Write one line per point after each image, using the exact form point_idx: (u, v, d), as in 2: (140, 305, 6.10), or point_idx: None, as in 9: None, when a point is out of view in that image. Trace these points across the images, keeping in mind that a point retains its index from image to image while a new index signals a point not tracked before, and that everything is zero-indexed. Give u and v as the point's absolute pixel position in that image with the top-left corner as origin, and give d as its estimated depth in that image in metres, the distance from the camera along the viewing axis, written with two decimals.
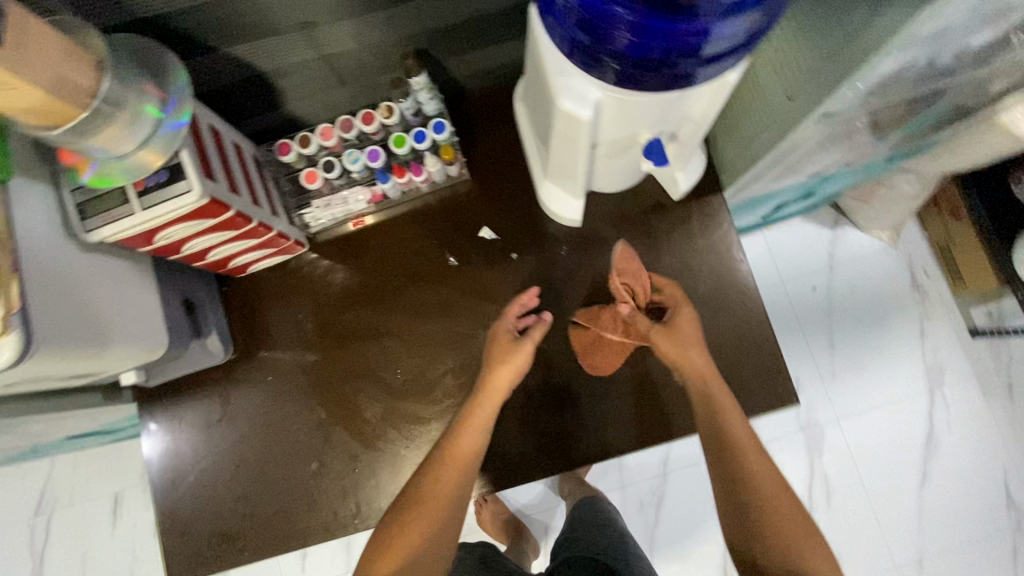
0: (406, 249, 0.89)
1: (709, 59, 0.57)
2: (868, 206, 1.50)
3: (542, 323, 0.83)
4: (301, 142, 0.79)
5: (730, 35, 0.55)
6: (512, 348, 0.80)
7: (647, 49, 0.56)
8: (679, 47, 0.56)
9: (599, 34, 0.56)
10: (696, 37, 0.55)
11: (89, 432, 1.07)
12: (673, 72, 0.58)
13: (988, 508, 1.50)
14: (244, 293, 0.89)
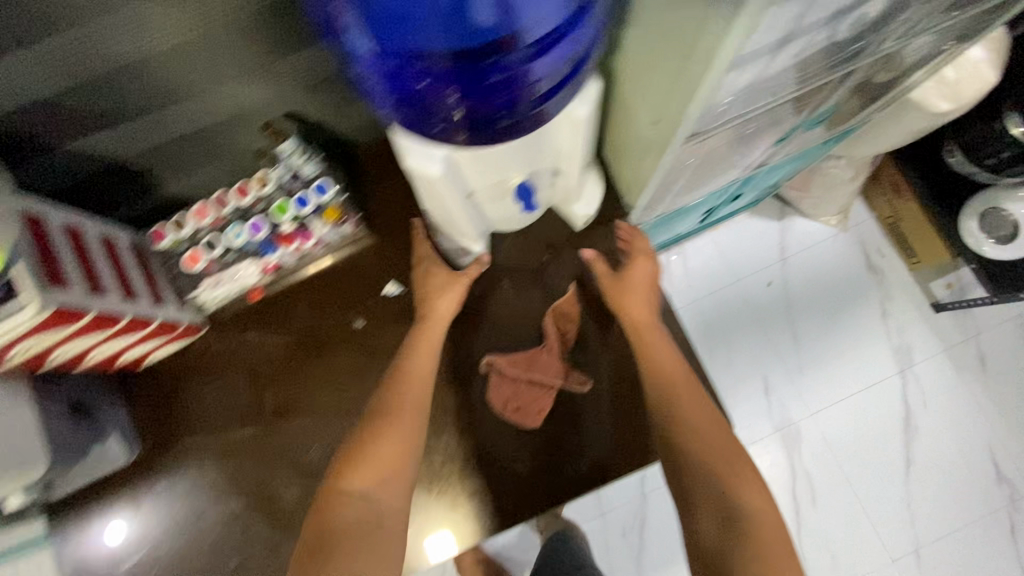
0: (312, 317, 0.86)
1: (543, 97, 0.55)
2: (809, 195, 1.48)
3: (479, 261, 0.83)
4: (177, 225, 0.76)
5: (551, 72, 0.54)
6: (443, 283, 0.82)
7: (479, 110, 0.55)
8: (508, 99, 0.55)
9: (428, 106, 0.55)
10: (518, 86, 0.54)
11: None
12: (513, 120, 0.56)
13: (978, 487, 1.45)
14: (148, 386, 0.85)
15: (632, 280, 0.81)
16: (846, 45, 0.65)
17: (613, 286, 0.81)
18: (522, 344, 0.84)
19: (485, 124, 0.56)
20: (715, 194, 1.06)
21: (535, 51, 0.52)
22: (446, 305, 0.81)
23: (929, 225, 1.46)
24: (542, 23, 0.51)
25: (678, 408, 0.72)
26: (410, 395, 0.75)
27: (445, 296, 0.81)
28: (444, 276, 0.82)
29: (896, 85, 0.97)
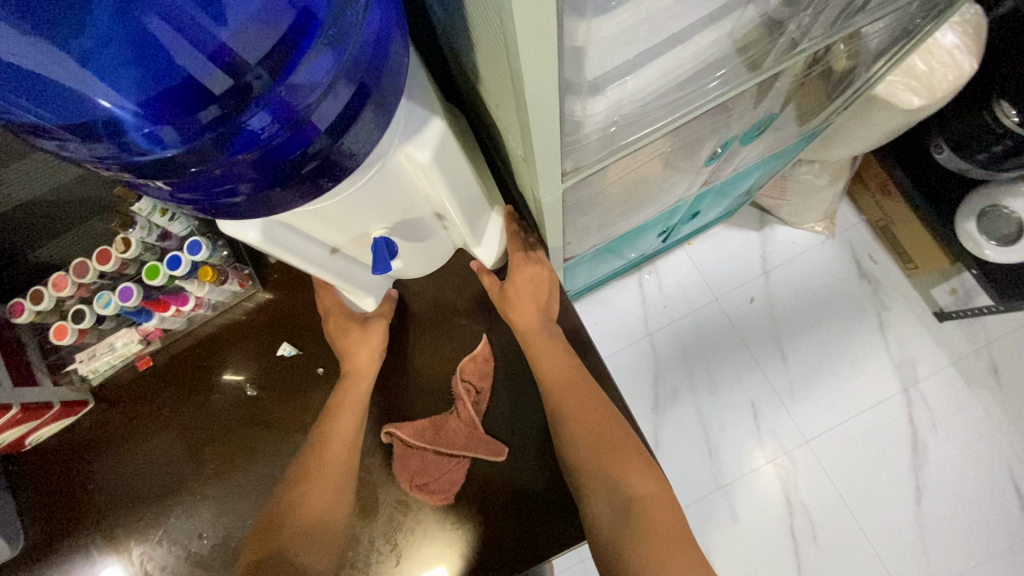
0: (202, 386, 0.77)
1: (337, 125, 0.44)
2: (787, 202, 1.36)
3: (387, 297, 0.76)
4: (35, 297, 0.69)
5: (322, 90, 0.44)
6: (362, 332, 0.72)
7: (271, 162, 0.45)
8: (290, 134, 0.45)
9: (213, 184, 0.46)
10: (293, 117, 0.45)
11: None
12: (316, 160, 0.45)
13: (1000, 515, 1.30)
14: (36, 468, 0.78)
15: (525, 279, 0.71)
16: (758, 48, 0.54)
17: (505, 294, 0.72)
18: (433, 406, 0.75)
19: (279, 180, 0.46)
20: (663, 215, 0.96)
21: (280, 71, 0.44)
22: (366, 354, 0.71)
23: (922, 226, 1.32)
24: (267, 42, 0.43)
25: (584, 417, 0.65)
26: (325, 484, 0.65)
27: (362, 346, 0.72)
28: (354, 326, 0.72)
29: (851, 85, 0.85)
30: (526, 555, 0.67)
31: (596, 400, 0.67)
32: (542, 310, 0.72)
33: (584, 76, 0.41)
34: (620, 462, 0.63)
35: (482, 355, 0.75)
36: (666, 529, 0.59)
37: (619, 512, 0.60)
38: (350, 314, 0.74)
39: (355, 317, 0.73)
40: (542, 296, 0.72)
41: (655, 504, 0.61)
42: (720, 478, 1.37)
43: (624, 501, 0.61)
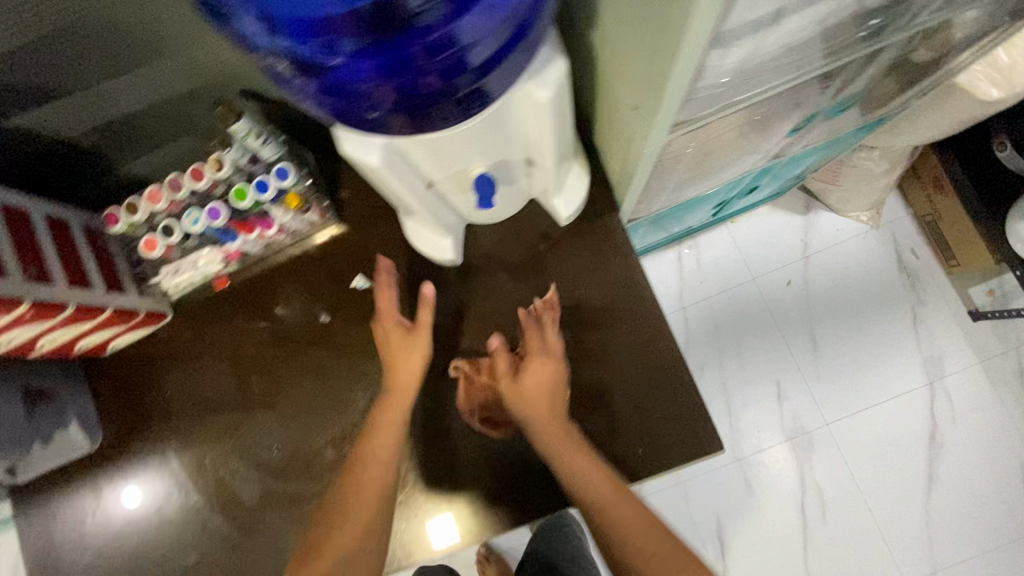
0: (277, 309, 0.81)
1: (482, 70, 0.48)
2: (838, 188, 1.35)
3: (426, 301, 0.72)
4: (130, 209, 0.72)
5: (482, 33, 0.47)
6: (408, 338, 0.71)
7: (414, 91, 0.49)
8: (441, 70, 0.48)
9: (353, 97, 0.48)
10: (447, 53, 0.48)
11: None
12: (454, 99, 0.49)
13: (1006, 511, 1.34)
14: (114, 372, 0.83)
15: (536, 364, 0.69)
16: (876, 13, 0.54)
17: (518, 391, 0.68)
18: (495, 348, 0.77)
19: (417, 105, 0.49)
20: (725, 185, 0.97)
21: (457, 8, 0.46)
22: (412, 358, 0.70)
23: (970, 224, 1.32)
24: None
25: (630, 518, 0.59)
26: (370, 480, 0.64)
27: (411, 347, 0.71)
28: (402, 329, 0.72)
29: (935, 72, 0.84)
30: None
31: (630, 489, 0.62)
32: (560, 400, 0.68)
33: (723, 28, 0.42)
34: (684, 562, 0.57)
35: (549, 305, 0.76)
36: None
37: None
38: (398, 321, 0.73)
39: (401, 325, 0.72)
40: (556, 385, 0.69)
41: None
42: (739, 451, 1.41)
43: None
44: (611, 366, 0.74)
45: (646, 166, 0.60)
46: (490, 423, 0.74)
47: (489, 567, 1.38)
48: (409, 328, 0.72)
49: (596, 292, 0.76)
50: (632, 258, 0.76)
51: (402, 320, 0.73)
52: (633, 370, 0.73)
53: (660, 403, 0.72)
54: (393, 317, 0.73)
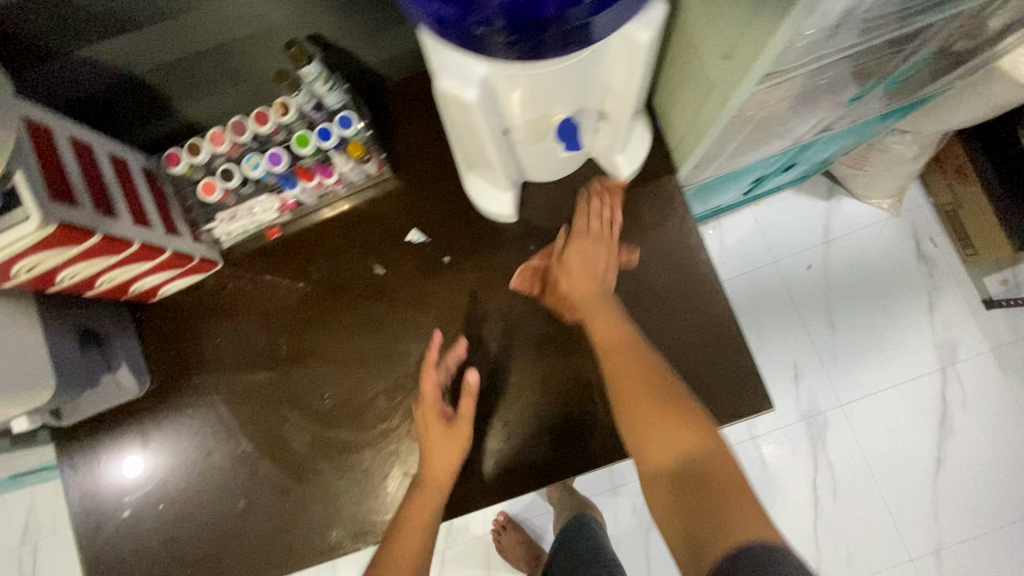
0: (329, 260, 0.81)
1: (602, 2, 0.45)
2: (864, 173, 1.37)
3: (468, 392, 0.73)
4: (191, 150, 0.72)
5: None
6: (448, 434, 0.72)
7: (525, 15, 0.45)
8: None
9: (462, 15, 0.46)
10: None
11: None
12: (564, 28, 0.46)
13: (1011, 493, 1.38)
14: (161, 319, 0.83)
15: (585, 253, 0.76)
16: None
17: (564, 274, 0.75)
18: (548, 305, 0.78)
19: (525, 31, 0.46)
20: (768, 160, 0.98)
21: None
22: (451, 453, 0.72)
23: (990, 213, 1.33)
24: None
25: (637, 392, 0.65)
26: None
27: (450, 445, 0.72)
28: (442, 423, 0.73)
29: (983, 51, 0.86)
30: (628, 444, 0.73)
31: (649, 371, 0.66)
32: (600, 283, 0.74)
33: None
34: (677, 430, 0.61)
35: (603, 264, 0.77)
36: (730, 487, 0.56)
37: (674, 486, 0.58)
38: (440, 411, 0.73)
39: (442, 416, 0.73)
40: (598, 270, 0.75)
41: (714, 456, 0.59)
42: (754, 429, 1.44)
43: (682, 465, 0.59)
44: (664, 325, 0.75)
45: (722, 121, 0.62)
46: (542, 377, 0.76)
47: (508, 535, 1.40)
48: (449, 423, 0.73)
49: (651, 251, 0.77)
50: (688, 218, 0.76)
51: (444, 411, 0.74)
52: (685, 330, 0.74)
53: (711, 362, 0.73)
54: (435, 410, 0.73)
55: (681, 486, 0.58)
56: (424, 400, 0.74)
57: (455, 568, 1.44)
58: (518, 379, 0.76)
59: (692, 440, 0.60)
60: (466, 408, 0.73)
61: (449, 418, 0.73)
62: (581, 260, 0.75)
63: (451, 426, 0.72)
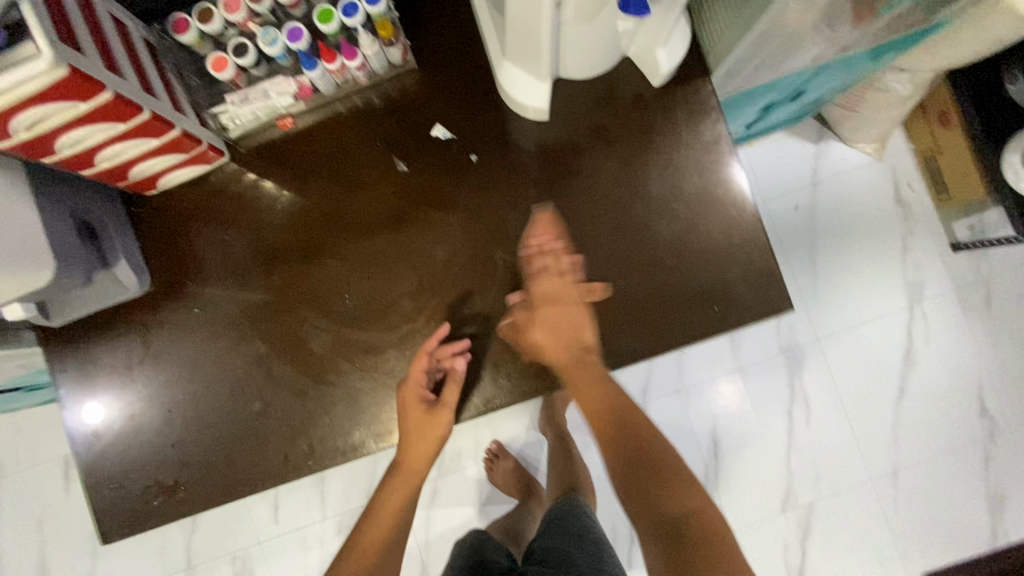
0: (348, 154, 0.77)
1: None
2: (855, 115, 1.41)
3: (453, 384, 0.73)
4: (202, 17, 0.66)
5: None
6: (428, 419, 0.73)
7: None
8: None
9: None
10: None
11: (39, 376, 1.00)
12: None
13: (962, 420, 1.50)
14: (158, 214, 0.77)
15: (550, 309, 0.72)
16: None
17: (531, 327, 0.73)
18: (578, 205, 0.76)
19: None
20: (785, 81, 0.98)
21: None
22: (427, 440, 0.74)
23: (968, 157, 1.39)
24: None
25: (625, 458, 0.69)
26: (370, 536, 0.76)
27: (428, 430, 0.73)
28: (423, 407, 0.73)
29: None
30: (655, 342, 0.74)
31: (639, 428, 0.71)
32: (573, 344, 0.73)
33: None
34: (668, 490, 0.65)
35: (634, 165, 0.76)
36: (721, 550, 0.60)
37: (661, 546, 0.62)
38: (422, 397, 0.73)
39: (423, 401, 0.73)
40: (573, 328, 0.73)
41: (707, 520, 0.63)
42: (738, 362, 1.52)
43: (674, 524, 0.63)
44: (693, 226, 0.75)
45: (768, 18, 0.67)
46: (573, 278, 0.75)
47: (500, 464, 1.41)
48: (430, 408, 0.73)
49: (682, 153, 0.76)
50: (721, 120, 0.76)
51: (426, 396, 0.73)
52: (714, 231, 0.75)
53: (737, 265, 0.75)
54: (417, 395, 0.72)
55: (672, 542, 0.62)
56: (407, 384, 0.73)
57: (446, 496, 1.46)
58: (549, 278, 0.75)
59: (682, 500, 0.65)
60: (449, 396, 0.73)
61: (431, 401, 0.73)
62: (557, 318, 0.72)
63: (432, 411, 0.73)
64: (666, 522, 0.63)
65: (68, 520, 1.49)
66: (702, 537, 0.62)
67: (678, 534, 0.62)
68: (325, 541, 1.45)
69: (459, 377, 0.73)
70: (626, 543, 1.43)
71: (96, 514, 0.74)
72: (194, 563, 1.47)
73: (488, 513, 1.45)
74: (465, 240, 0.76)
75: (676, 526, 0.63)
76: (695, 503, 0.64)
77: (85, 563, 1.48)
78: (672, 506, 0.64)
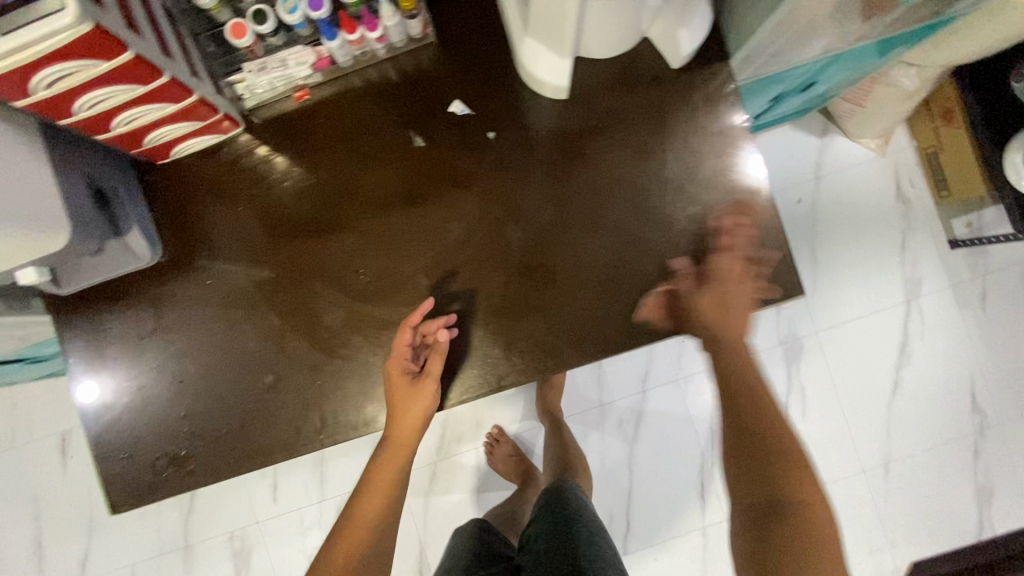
0: (363, 128, 0.77)
1: None
2: (860, 110, 1.41)
3: (438, 355, 0.73)
4: None
5: None
6: (412, 391, 0.72)
7: None
8: None
9: None
10: None
11: (42, 349, 0.99)
12: None
13: (953, 414, 1.53)
14: (170, 183, 0.76)
15: (718, 291, 0.74)
16: None
17: (697, 299, 0.74)
18: (593, 185, 0.76)
19: None
20: (798, 70, 0.98)
21: None
22: (413, 414, 0.72)
23: (970, 155, 1.41)
24: None
25: (740, 433, 0.72)
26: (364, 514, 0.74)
27: (413, 403, 0.72)
28: (407, 379, 0.72)
29: None
30: (666, 323, 0.75)
31: (763, 402, 0.72)
32: (736, 324, 0.75)
33: None
34: (767, 469, 0.67)
35: (651, 146, 0.76)
36: (821, 542, 0.62)
37: (754, 517, 0.66)
38: (405, 368, 0.72)
39: (407, 373, 0.73)
40: (728, 312, 0.74)
41: (816, 512, 0.64)
42: None
43: (768, 501, 0.66)
44: (710, 210, 0.76)
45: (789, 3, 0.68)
46: (587, 259, 0.75)
47: (500, 447, 1.42)
48: (414, 380, 0.73)
49: (698, 136, 0.76)
50: (739, 104, 0.76)
51: (410, 368, 0.73)
52: (731, 215, 0.76)
53: (751, 249, 0.76)
54: (401, 367, 0.72)
55: (763, 522, 0.65)
56: (391, 356, 0.73)
57: (445, 480, 1.46)
58: (563, 257, 0.75)
59: (796, 490, 0.65)
60: (433, 367, 0.73)
61: (415, 373, 0.73)
62: (726, 298, 0.74)
63: (416, 383, 0.72)
64: (763, 499, 0.66)
65: (64, 497, 1.48)
66: (792, 516, 0.64)
67: (770, 512, 0.65)
68: (324, 522, 1.45)
69: (444, 345, 0.72)
70: (623, 529, 1.45)
71: (104, 484, 0.74)
72: (192, 542, 1.47)
73: (485, 499, 1.45)
74: (480, 217, 0.76)
75: (769, 504, 0.65)
76: (797, 490, 0.66)
77: (81, 539, 1.48)
78: (772, 484, 0.66)
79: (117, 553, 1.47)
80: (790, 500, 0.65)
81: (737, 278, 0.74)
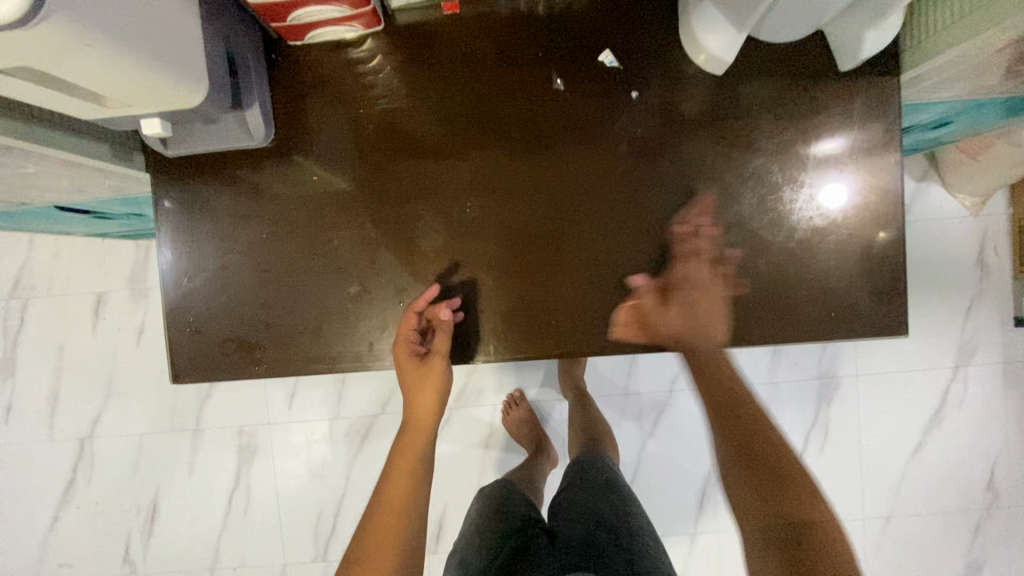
0: (503, 56, 0.73)
1: None
2: (972, 164, 1.32)
3: (442, 333, 0.73)
4: None
5: None
6: (422, 370, 0.73)
7: None
8: None
9: None
10: None
11: (115, 206, 0.98)
12: None
13: (968, 487, 1.50)
14: (296, 67, 0.73)
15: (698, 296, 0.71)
16: None
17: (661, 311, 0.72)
18: (723, 174, 0.73)
19: None
20: (938, 106, 0.91)
21: None
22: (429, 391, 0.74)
23: None
24: None
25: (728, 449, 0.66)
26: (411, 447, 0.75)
27: (426, 383, 0.74)
28: (416, 360, 0.73)
29: None
30: (763, 328, 0.73)
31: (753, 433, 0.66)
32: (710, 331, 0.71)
33: None
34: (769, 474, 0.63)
35: (792, 148, 0.72)
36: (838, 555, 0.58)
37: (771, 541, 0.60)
38: (412, 350, 0.73)
39: (415, 355, 0.74)
40: (705, 316, 0.71)
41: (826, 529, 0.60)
42: (773, 375, 1.49)
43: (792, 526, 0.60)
44: (838, 226, 0.72)
45: (994, 32, 0.61)
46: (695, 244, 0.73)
47: (518, 411, 1.42)
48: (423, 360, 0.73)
49: (836, 144, 0.72)
50: (896, 125, 0.72)
51: (417, 350, 0.74)
52: (857, 237, 0.72)
53: (865, 280, 0.73)
54: (408, 350, 0.73)
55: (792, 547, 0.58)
56: (396, 344, 0.74)
57: (457, 428, 1.47)
58: (675, 233, 0.73)
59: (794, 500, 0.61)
60: (440, 345, 0.73)
61: (423, 354, 0.74)
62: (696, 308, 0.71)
63: (425, 363, 0.73)
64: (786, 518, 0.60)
65: (86, 356, 1.50)
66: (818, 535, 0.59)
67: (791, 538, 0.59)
68: (332, 440, 1.47)
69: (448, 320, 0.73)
70: None
71: (173, 352, 0.74)
72: (202, 427, 1.49)
73: (491, 455, 1.46)
74: (598, 177, 0.73)
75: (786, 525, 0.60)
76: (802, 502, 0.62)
77: (95, 402, 1.50)
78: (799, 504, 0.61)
79: (127, 420, 1.50)
80: (806, 522, 0.59)
81: (707, 279, 0.71)
